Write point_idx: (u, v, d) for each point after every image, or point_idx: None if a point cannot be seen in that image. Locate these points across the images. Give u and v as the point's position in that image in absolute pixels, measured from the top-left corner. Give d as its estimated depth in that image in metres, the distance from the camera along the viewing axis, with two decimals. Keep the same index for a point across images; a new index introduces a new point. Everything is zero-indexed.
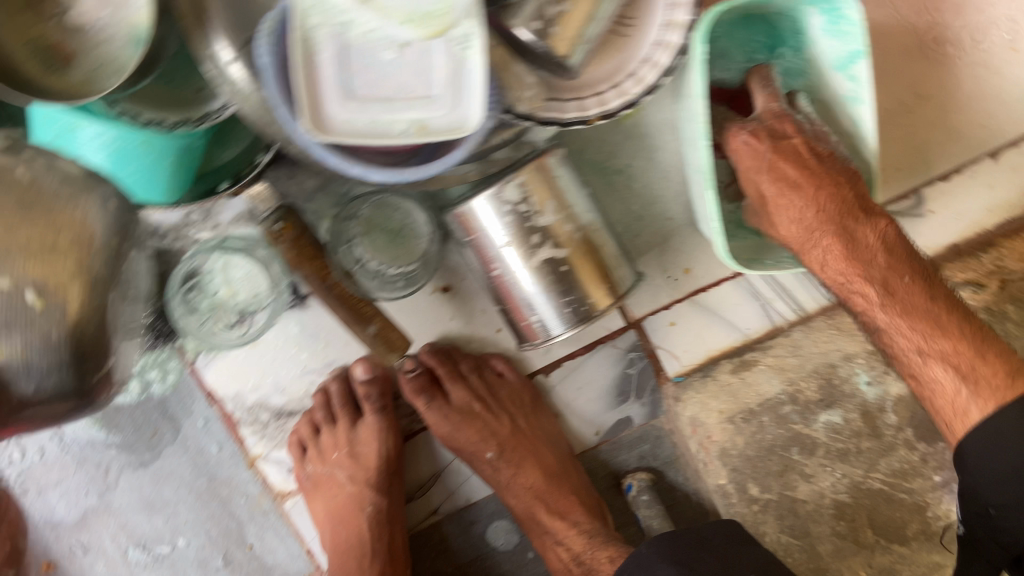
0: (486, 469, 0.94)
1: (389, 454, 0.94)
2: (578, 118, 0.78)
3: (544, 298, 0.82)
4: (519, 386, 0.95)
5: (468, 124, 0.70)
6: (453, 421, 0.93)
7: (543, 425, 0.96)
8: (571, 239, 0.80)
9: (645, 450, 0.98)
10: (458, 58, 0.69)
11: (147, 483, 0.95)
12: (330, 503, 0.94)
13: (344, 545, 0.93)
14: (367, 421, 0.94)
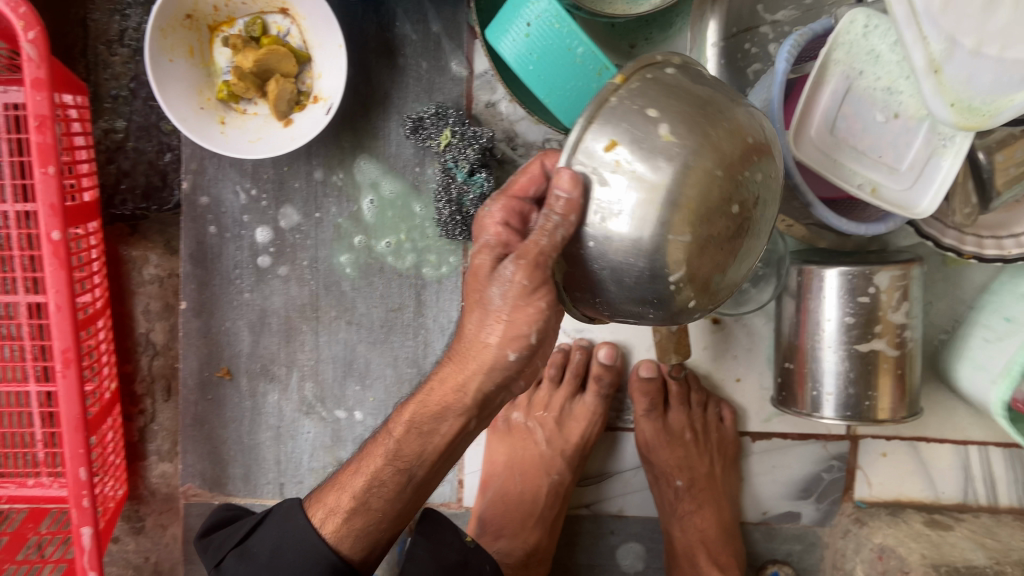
0: (669, 495, 0.95)
1: (591, 437, 0.95)
2: (954, 246, 0.84)
3: (835, 381, 0.84)
4: (731, 440, 0.95)
5: (918, 209, 0.74)
6: (662, 438, 0.94)
7: (730, 484, 0.96)
8: (891, 346, 0.83)
9: (796, 548, 1.00)
10: (939, 150, 0.73)
11: (362, 343, 0.95)
12: (515, 452, 0.96)
13: (515, 497, 0.94)
14: (586, 400, 0.95)
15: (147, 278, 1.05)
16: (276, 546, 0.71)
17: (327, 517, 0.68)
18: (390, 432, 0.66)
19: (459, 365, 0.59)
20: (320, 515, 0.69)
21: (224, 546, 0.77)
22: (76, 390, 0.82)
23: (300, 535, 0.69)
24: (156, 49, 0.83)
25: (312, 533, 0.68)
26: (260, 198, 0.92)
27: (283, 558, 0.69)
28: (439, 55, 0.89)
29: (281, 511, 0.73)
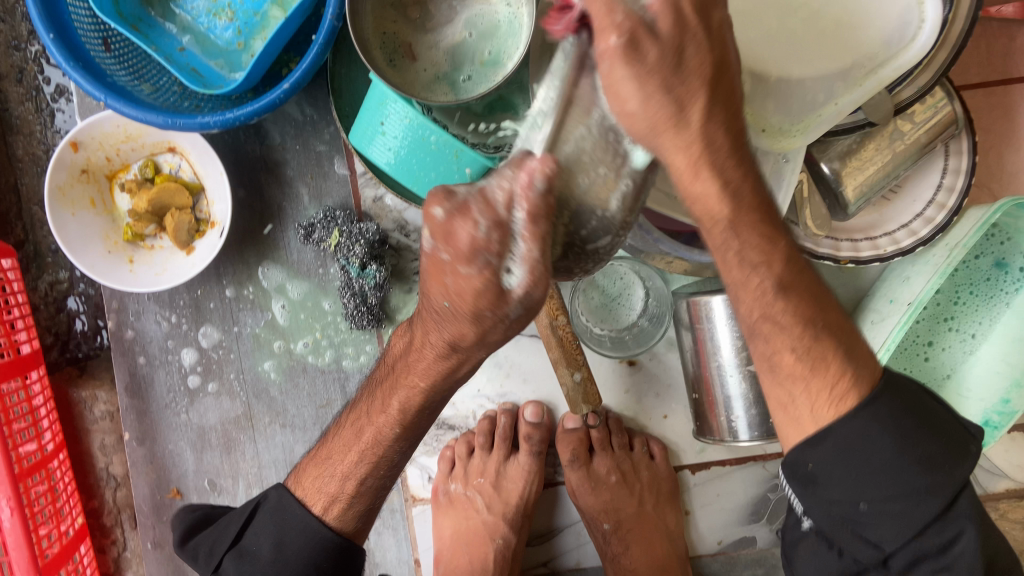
0: (600, 537, 0.97)
1: (529, 497, 0.97)
2: (831, 254, 0.85)
3: (743, 403, 0.86)
4: (664, 475, 0.97)
5: None
6: (592, 485, 0.96)
7: (671, 519, 0.97)
8: None
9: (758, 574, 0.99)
10: (778, 168, 0.75)
11: (298, 443, 0.99)
12: (461, 523, 0.97)
13: (464, 568, 0.95)
14: (520, 460, 0.98)
15: (99, 415, 1.10)
16: (275, 540, 0.76)
17: (329, 502, 0.76)
18: (386, 407, 0.73)
19: (438, 331, 0.61)
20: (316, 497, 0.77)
21: (217, 549, 0.78)
22: (23, 537, 0.89)
23: (300, 525, 0.76)
24: (57, 207, 0.90)
25: (312, 520, 0.76)
26: (180, 322, 0.98)
27: (286, 554, 0.75)
28: (320, 162, 0.95)
29: (271, 502, 0.79)
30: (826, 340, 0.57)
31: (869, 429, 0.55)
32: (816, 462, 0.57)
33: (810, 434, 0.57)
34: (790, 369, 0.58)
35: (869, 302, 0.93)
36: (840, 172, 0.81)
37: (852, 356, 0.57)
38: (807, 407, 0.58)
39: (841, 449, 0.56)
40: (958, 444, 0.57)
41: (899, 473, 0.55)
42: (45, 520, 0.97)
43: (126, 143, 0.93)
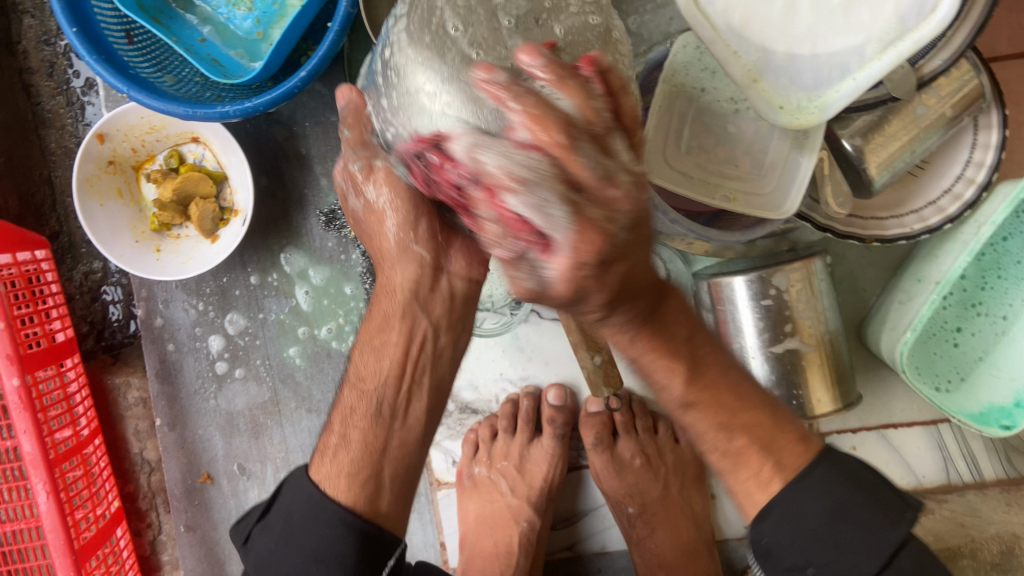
0: (624, 521, 0.96)
1: (552, 481, 0.97)
2: (856, 233, 0.84)
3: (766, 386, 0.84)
4: (689, 458, 0.97)
5: (782, 209, 0.74)
6: (616, 468, 0.96)
7: (696, 502, 0.97)
8: (813, 345, 0.83)
9: None
10: (798, 145, 0.74)
11: (324, 428, 1.01)
12: (485, 506, 0.98)
13: (490, 550, 0.96)
14: (543, 443, 0.98)
15: (132, 401, 1.13)
16: (288, 516, 0.66)
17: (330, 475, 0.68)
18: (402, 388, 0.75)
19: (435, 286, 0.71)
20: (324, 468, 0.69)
21: (246, 520, 0.71)
22: (58, 519, 0.92)
23: (313, 501, 0.66)
24: (85, 197, 0.91)
25: (323, 493, 0.66)
26: (208, 310, 1.00)
27: (297, 529, 0.65)
28: (340, 149, 0.96)
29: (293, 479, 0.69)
30: (736, 437, 0.62)
31: (800, 506, 0.59)
32: (770, 540, 0.61)
33: (755, 514, 0.62)
34: (740, 447, 0.63)
35: (896, 281, 0.92)
36: (863, 149, 0.79)
37: (769, 450, 0.62)
38: (751, 477, 0.62)
39: (781, 523, 0.60)
40: (894, 512, 0.59)
41: (836, 543, 0.58)
42: (81, 504, 0.99)
43: (151, 134, 0.95)
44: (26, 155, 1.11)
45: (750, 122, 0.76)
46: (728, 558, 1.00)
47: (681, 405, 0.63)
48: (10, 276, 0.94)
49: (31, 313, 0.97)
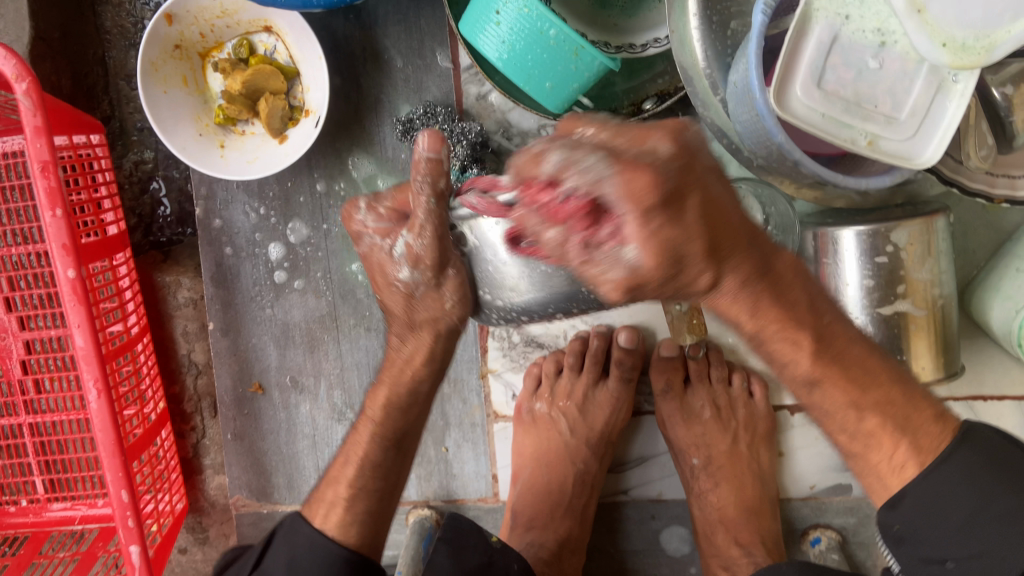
0: (688, 472, 0.93)
1: (615, 424, 0.93)
2: (984, 191, 0.77)
3: None
4: (761, 414, 0.92)
5: (920, 159, 0.69)
6: (684, 417, 0.92)
7: (765, 460, 0.93)
8: (920, 311, 0.78)
9: (850, 522, 0.95)
10: (945, 89, 0.68)
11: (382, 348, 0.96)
12: (541, 443, 0.94)
13: (542, 487, 0.93)
14: (609, 385, 0.93)
15: (182, 301, 1.09)
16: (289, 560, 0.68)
17: (330, 510, 0.70)
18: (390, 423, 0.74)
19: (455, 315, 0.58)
20: (321, 514, 0.70)
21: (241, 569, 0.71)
22: (108, 418, 0.88)
23: (310, 543, 0.68)
24: (149, 83, 0.85)
25: (319, 536, 0.68)
26: (269, 215, 0.94)
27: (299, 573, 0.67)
28: (423, 52, 0.89)
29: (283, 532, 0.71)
30: (868, 420, 0.58)
31: (945, 489, 0.56)
32: (904, 527, 0.57)
33: (886, 500, 0.59)
34: (871, 428, 0.58)
35: (1013, 247, 0.84)
36: (1013, 99, 0.71)
37: (905, 429, 0.58)
38: (884, 460, 0.59)
39: (917, 514, 0.57)
40: None
41: (981, 532, 0.54)
42: (129, 403, 0.97)
43: (221, 19, 0.87)
44: (79, 31, 1.04)
45: (896, 58, 0.67)
46: (787, 517, 0.97)
47: (806, 383, 0.58)
48: (66, 160, 0.89)
49: (85, 201, 0.92)
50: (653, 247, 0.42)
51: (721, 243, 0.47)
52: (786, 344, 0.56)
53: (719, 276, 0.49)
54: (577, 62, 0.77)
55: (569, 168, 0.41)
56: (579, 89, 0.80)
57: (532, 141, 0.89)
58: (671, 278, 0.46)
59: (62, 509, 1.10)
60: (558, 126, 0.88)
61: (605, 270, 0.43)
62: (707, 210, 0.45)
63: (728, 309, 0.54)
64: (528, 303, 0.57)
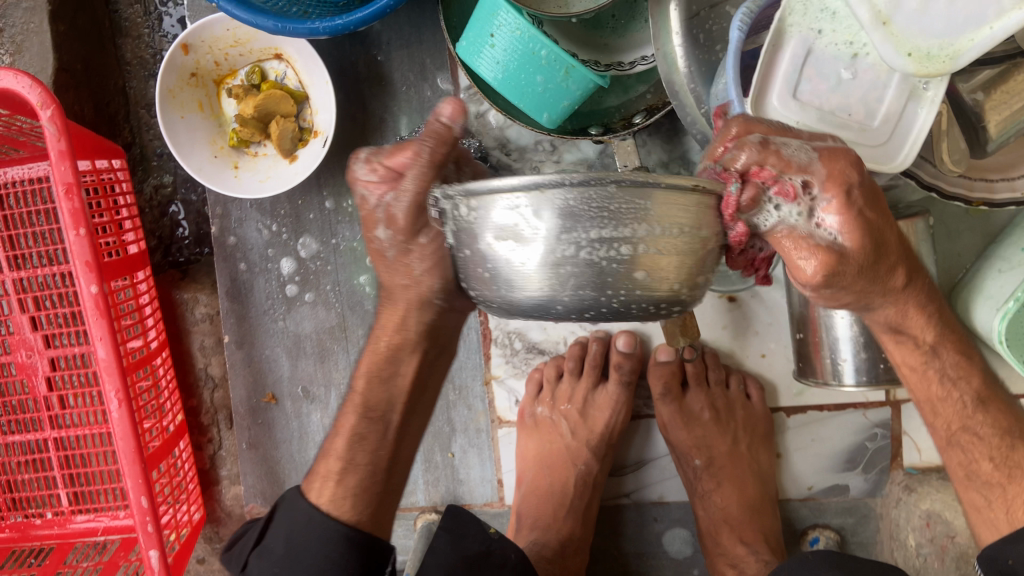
0: (690, 473, 0.95)
1: (615, 427, 0.96)
2: (963, 195, 0.79)
3: (851, 347, 0.82)
4: (759, 416, 0.95)
5: (893, 163, 0.72)
6: (684, 420, 0.94)
7: (762, 460, 0.95)
8: None
9: (848, 522, 0.98)
10: (916, 96, 0.71)
11: None
12: (544, 447, 0.97)
13: (545, 490, 0.95)
14: (609, 389, 0.96)
15: (199, 317, 1.14)
16: (286, 538, 0.73)
17: (323, 486, 0.74)
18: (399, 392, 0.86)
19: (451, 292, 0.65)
20: (317, 488, 0.75)
21: (245, 548, 0.77)
22: (128, 427, 0.93)
23: (305, 518, 0.73)
24: (167, 109, 0.90)
25: (316, 511, 0.73)
26: (281, 232, 0.99)
27: (296, 548, 0.72)
28: (424, 74, 0.93)
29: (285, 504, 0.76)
30: (996, 439, 0.65)
31: None
32: (1017, 561, 0.60)
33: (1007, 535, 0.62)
34: (992, 454, 0.65)
35: (995, 249, 0.88)
36: (983, 104, 0.74)
37: (1021, 463, 0.65)
38: (1004, 496, 0.64)
39: None
40: None
41: None
42: (148, 414, 1.01)
43: (234, 47, 0.93)
44: (102, 63, 1.10)
45: (867, 69, 0.70)
46: (786, 517, 0.99)
47: (973, 406, 0.66)
48: (88, 183, 0.94)
49: (106, 223, 0.97)
50: (853, 231, 0.52)
51: (894, 250, 0.57)
52: (960, 359, 0.66)
53: (911, 279, 0.60)
54: (568, 81, 0.81)
55: (791, 165, 0.51)
56: (570, 107, 0.84)
57: (530, 156, 0.94)
58: (869, 266, 0.55)
59: (87, 520, 1.14)
60: (553, 142, 0.93)
61: (792, 232, 0.52)
62: (891, 218, 0.56)
63: (910, 318, 0.63)
64: (529, 299, 0.49)
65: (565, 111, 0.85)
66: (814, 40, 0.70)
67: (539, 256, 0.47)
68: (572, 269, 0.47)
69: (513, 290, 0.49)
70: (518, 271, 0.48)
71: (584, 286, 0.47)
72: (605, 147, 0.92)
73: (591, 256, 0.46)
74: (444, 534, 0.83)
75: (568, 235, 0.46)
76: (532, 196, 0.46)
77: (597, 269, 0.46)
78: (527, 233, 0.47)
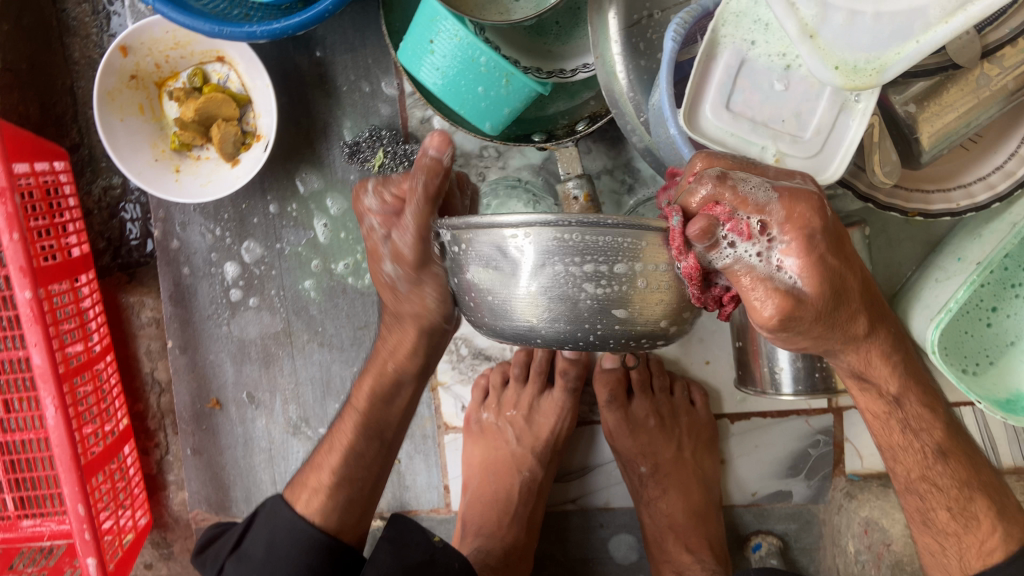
0: (635, 480, 0.94)
1: (561, 434, 0.95)
2: (901, 207, 0.80)
3: (788, 356, 0.82)
4: (704, 423, 0.95)
5: (825, 175, 0.72)
6: (631, 427, 0.93)
7: (707, 467, 0.95)
8: None
9: (791, 528, 0.99)
10: (848, 109, 0.71)
11: (335, 363, 0.99)
12: (490, 454, 0.96)
13: (490, 497, 0.95)
14: (554, 395, 0.95)
15: (145, 321, 1.12)
16: (268, 542, 0.77)
17: (311, 497, 0.78)
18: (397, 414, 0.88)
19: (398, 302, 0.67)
20: (303, 499, 0.78)
21: (221, 552, 0.81)
22: (65, 434, 0.92)
23: (289, 526, 0.77)
24: (105, 111, 0.89)
25: (300, 520, 0.77)
26: (224, 236, 0.97)
27: (276, 554, 0.76)
28: (369, 79, 0.93)
29: (267, 512, 0.80)
30: (976, 500, 0.66)
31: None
32: None
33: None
34: (976, 510, 0.66)
35: (934, 258, 0.88)
36: (916, 116, 0.74)
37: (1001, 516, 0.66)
38: (975, 545, 0.66)
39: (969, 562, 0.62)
40: None
41: None
42: (90, 419, 1.00)
43: (175, 50, 0.92)
44: (48, 62, 1.07)
45: (800, 81, 0.71)
46: (731, 523, 1.00)
47: (935, 455, 0.66)
48: (27, 185, 0.93)
49: (46, 225, 0.95)
50: (814, 276, 0.49)
51: (870, 293, 0.56)
52: (922, 410, 0.65)
53: (870, 329, 0.57)
54: (508, 89, 0.81)
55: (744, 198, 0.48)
56: (510, 115, 0.84)
57: (475, 162, 0.93)
58: (827, 312, 0.52)
59: (32, 525, 1.11)
60: (498, 147, 0.92)
61: (760, 275, 0.49)
62: (852, 257, 0.53)
63: (874, 369, 0.61)
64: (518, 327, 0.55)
65: (505, 119, 0.84)
66: (747, 52, 0.71)
67: (546, 290, 0.52)
68: (560, 313, 0.53)
69: (510, 321, 0.55)
70: (519, 307, 0.54)
71: (579, 326, 0.53)
72: (550, 154, 0.92)
73: (586, 299, 0.52)
74: (392, 533, 0.82)
75: (559, 273, 0.51)
76: (540, 242, 0.50)
77: (588, 308, 0.52)
78: (531, 271, 0.52)
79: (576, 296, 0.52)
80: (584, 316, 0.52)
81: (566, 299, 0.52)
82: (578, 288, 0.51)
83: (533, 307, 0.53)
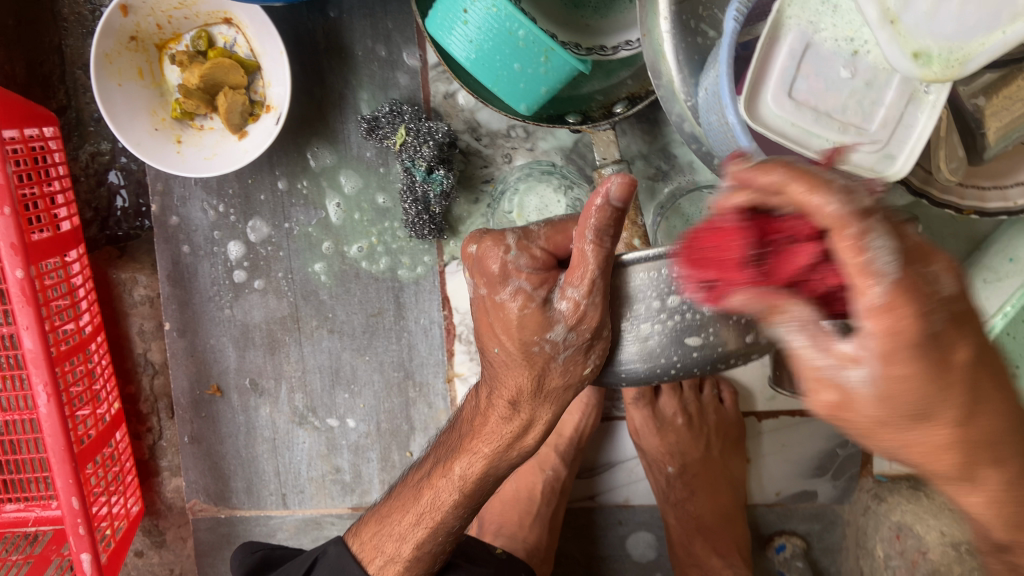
0: (661, 480, 0.91)
1: (585, 430, 0.90)
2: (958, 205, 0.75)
3: None
4: (732, 421, 0.91)
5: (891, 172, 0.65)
6: (657, 425, 0.89)
7: (733, 467, 0.92)
8: None
9: (814, 528, 0.96)
10: (916, 100, 0.63)
11: (346, 350, 0.94)
12: None
13: (512, 495, 0.92)
14: (579, 391, 0.89)
15: (138, 299, 1.05)
16: None
17: (386, 566, 0.67)
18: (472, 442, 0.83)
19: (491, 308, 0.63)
20: (375, 562, 0.67)
21: None
22: (58, 422, 0.86)
23: None
24: (103, 75, 0.81)
25: None
26: (228, 213, 0.91)
27: None
28: (388, 48, 0.86)
29: (328, 562, 0.71)
30: None
31: None
32: None
33: None
34: None
35: (980, 257, 0.84)
36: (983, 109, 0.69)
37: None
38: None
39: None
40: None
41: None
42: (82, 404, 0.94)
43: (179, 10, 0.84)
44: (35, 18, 0.99)
45: (867, 68, 0.63)
46: (752, 522, 0.97)
47: None
48: (17, 154, 0.85)
49: (36, 196, 0.88)
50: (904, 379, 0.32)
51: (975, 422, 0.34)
52: None
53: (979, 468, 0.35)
54: (546, 66, 0.75)
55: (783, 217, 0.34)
56: (545, 94, 0.77)
57: (501, 142, 0.88)
58: (929, 426, 0.32)
59: (16, 510, 1.05)
60: (527, 127, 0.87)
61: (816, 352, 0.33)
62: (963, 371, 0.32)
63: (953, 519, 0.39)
64: (634, 367, 0.54)
65: (538, 98, 0.78)
66: (813, 36, 0.62)
67: (664, 324, 0.51)
68: (680, 345, 0.52)
69: (624, 360, 0.54)
70: (635, 344, 0.53)
71: (699, 360, 0.53)
72: (582, 137, 0.86)
73: (704, 331, 0.51)
74: (464, 561, 0.75)
75: (681, 306, 0.50)
76: (658, 273, 0.50)
77: (704, 339, 0.52)
78: (647, 304, 0.51)
79: (696, 326, 0.51)
80: (704, 347, 0.52)
81: (686, 330, 0.51)
82: (699, 320, 0.50)
83: (649, 343, 0.52)
